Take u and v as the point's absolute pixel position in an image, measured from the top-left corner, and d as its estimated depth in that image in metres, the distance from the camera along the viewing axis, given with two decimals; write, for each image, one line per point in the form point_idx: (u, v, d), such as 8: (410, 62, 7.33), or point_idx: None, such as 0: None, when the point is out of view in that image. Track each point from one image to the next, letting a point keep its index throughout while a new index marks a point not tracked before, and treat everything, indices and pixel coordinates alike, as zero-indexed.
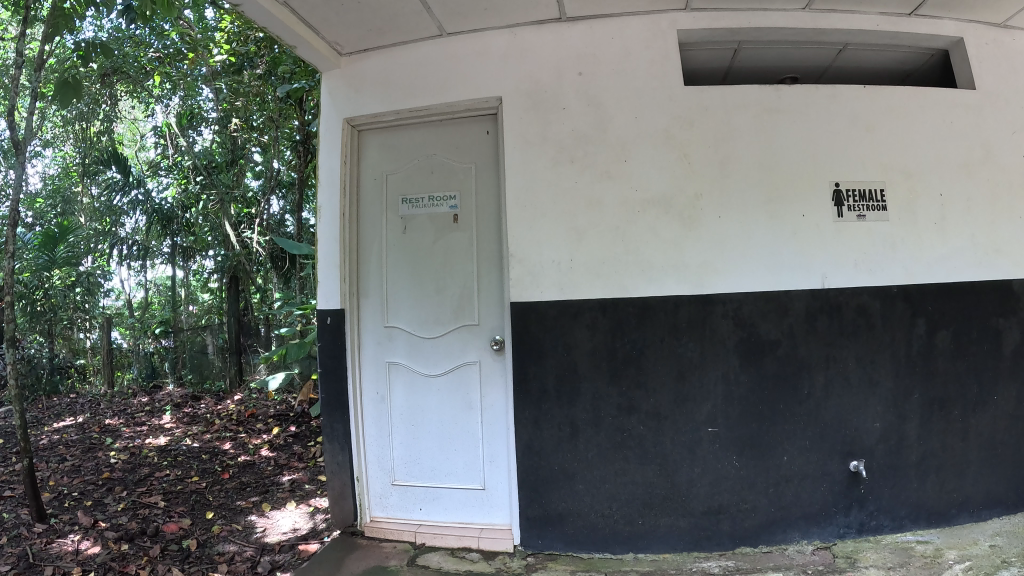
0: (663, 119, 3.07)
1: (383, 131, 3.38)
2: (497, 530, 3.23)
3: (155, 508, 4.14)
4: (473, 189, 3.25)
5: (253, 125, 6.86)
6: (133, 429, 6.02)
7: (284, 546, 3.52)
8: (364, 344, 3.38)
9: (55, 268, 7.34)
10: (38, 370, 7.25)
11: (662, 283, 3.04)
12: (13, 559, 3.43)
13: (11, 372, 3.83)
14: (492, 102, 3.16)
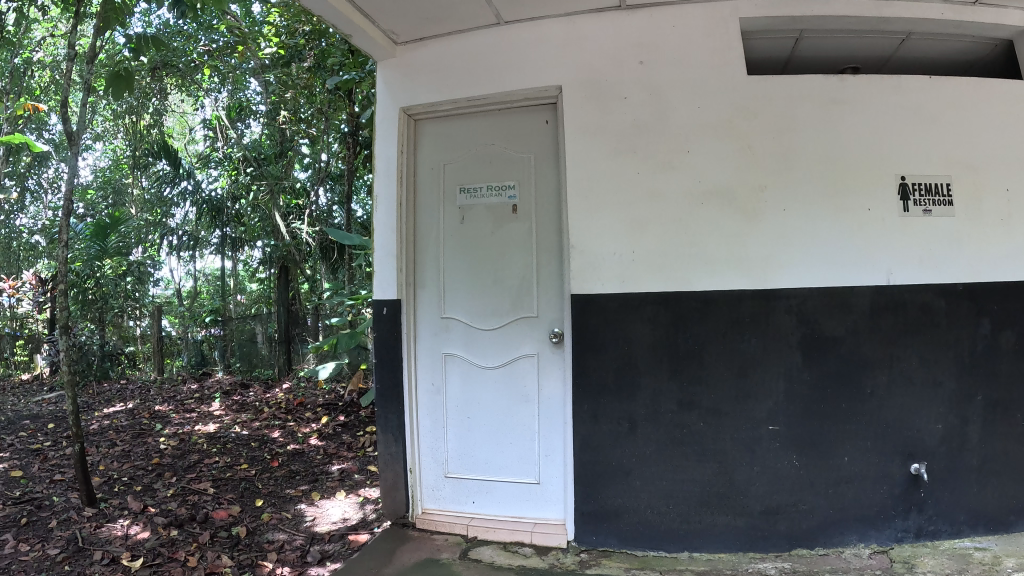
0: (724, 110, 3.00)
1: (439, 119, 3.37)
2: (550, 525, 3.20)
3: (204, 495, 4.19)
4: (532, 179, 3.21)
5: (300, 116, 7.02)
6: (182, 416, 6.12)
7: (334, 536, 3.54)
8: (421, 334, 3.38)
9: (106, 257, 7.51)
10: (88, 357, 7.37)
11: (724, 278, 2.97)
12: (62, 542, 3.50)
13: (63, 358, 3.90)
14: (551, 91, 3.12)
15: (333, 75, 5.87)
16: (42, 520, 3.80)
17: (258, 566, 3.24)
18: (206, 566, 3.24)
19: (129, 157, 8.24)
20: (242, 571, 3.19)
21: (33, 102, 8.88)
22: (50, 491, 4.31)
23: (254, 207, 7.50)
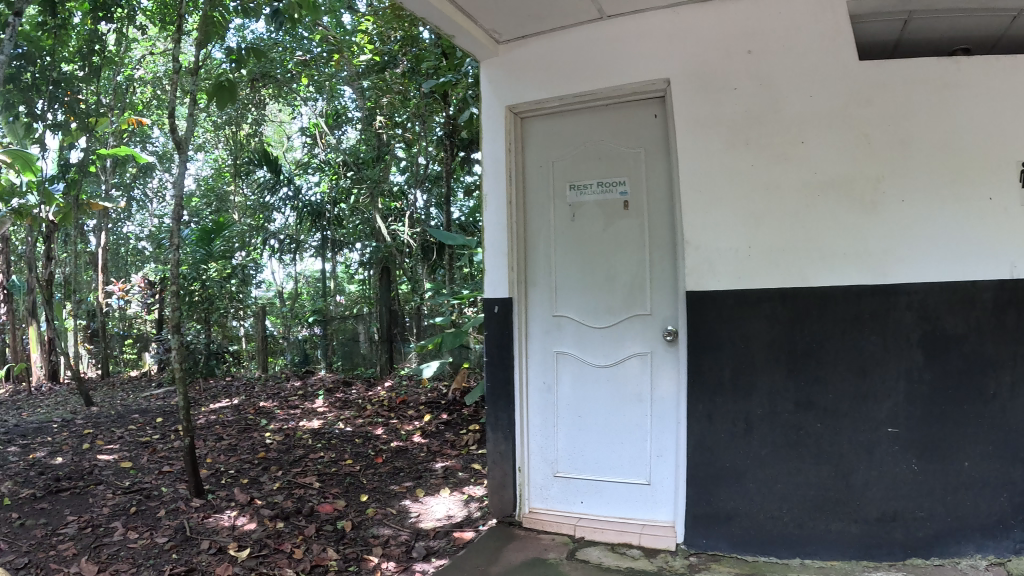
0: (838, 97, 2.86)
1: (545, 117, 3.37)
2: (660, 526, 3.14)
3: (310, 488, 4.33)
4: (643, 174, 3.17)
5: (396, 120, 7.16)
6: (286, 412, 6.34)
7: (438, 533, 3.58)
8: (531, 333, 3.39)
9: (212, 261, 8.09)
10: (195, 356, 7.77)
11: (842, 273, 2.84)
12: (171, 531, 3.67)
13: (175, 356, 4.09)
14: (659, 85, 3.06)
15: (429, 78, 6.06)
16: (152, 509, 4.00)
17: (363, 560, 3.31)
18: (312, 558, 3.32)
19: (237, 164, 8.67)
20: (347, 565, 3.27)
21: (139, 116, 9.61)
22: (160, 482, 4.53)
23: (354, 210, 7.74)
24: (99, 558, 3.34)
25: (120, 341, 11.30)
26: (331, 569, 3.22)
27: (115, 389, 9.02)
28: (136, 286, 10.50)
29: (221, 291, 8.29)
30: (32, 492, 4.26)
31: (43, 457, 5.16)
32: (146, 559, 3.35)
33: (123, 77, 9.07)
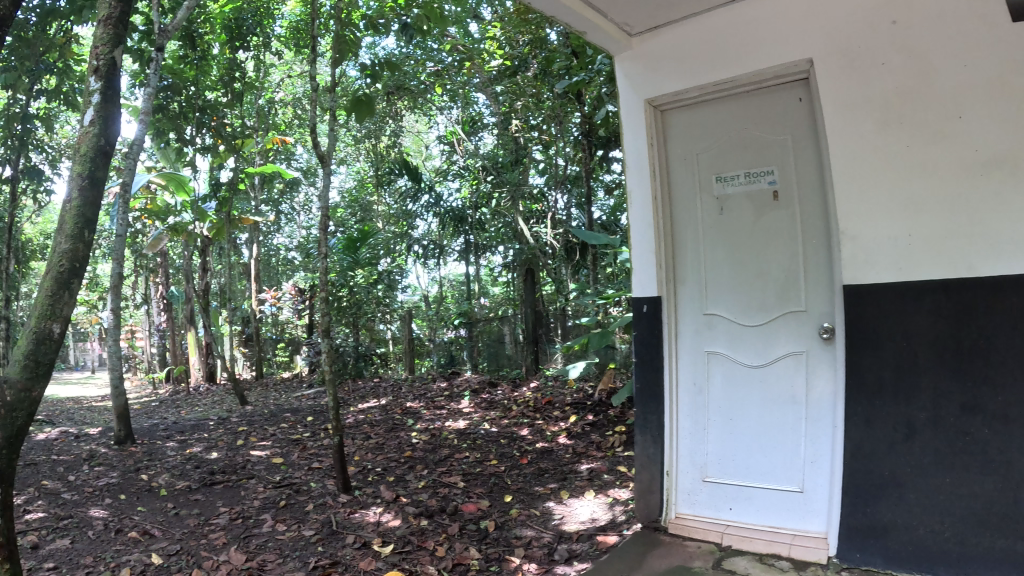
0: (997, 63, 2.49)
1: (685, 109, 3.31)
2: (812, 538, 2.96)
3: (455, 488, 4.41)
4: (793, 162, 3.02)
5: (531, 123, 7.40)
6: (432, 412, 6.54)
7: (581, 536, 3.54)
8: (682, 331, 3.34)
9: (358, 267, 8.67)
10: (345, 358, 8.51)
11: (1015, 263, 2.47)
12: (318, 525, 3.86)
13: (325, 358, 4.27)
14: (801, 66, 2.90)
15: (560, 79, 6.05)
16: (301, 503, 4.22)
17: (504, 561, 3.34)
18: (454, 557, 3.38)
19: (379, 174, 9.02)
20: (488, 565, 3.30)
21: (282, 135, 10.28)
22: (308, 478, 4.77)
23: (496, 214, 8.01)
24: (247, 548, 3.56)
25: (274, 344, 12.13)
26: (472, 569, 3.27)
27: (268, 389, 9.68)
28: (287, 293, 11.22)
29: (369, 297, 8.73)
30: (185, 484, 4.65)
31: (199, 452, 5.59)
32: (292, 550, 3.54)
33: (261, 97, 9.69)
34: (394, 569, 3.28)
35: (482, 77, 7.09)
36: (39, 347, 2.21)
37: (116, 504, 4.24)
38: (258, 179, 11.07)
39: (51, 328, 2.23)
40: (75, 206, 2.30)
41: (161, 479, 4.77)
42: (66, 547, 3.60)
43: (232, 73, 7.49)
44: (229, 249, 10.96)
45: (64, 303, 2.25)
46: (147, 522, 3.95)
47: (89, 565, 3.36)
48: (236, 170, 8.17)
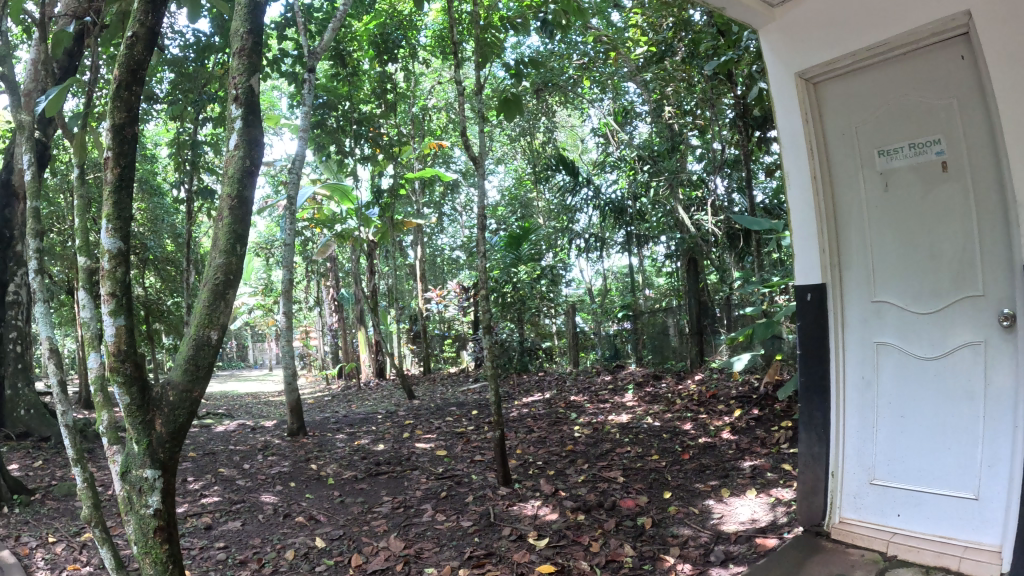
0: None
1: (840, 79, 3.06)
2: (985, 551, 2.61)
3: (614, 483, 4.39)
4: (964, 128, 2.69)
5: (685, 108, 7.21)
6: (595, 406, 6.51)
7: (740, 537, 3.38)
8: (849, 321, 3.09)
9: (521, 264, 9.06)
10: (509, 353, 9.03)
11: None
12: (477, 516, 3.99)
13: (488, 354, 4.41)
14: (960, 19, 2.57)
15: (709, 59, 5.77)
16: (463, 494, 4.38)
17: (658, 560, 3.28)
18: (607, 553, 3.37)
19: (537, 170, 9.19)
20: (641, 564, 3.25)
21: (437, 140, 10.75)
22: (470, 471, 4.92)
23: (657, 203, 7.80)
24: (406, 536, 3.76)
25: (440, 341, 12.63)
26: (624, 566, 3.24)
27: (434, 384, 10.12)
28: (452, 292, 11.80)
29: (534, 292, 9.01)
30: (352, 474, 4.98)
31: (366, 444, 5.95)
32: (448, 540, 3.69)
33: (411, 104, 10.16)
34: (546, 563, 3.32)
35: (629, 66, 7.02)
36: (200, 348, 2.13)
37: (285, 491, 4.64)
38: (419, 184, 11.75)
39: (211, 334, 2.16)
40: (226, 219, 2.22)
41: (329, 468, 5.15)
42: (238, 528, 4.05)
43: (382, 85, 8.00)
44: (393, 252, 11.53)
45: (221, 311, 2.17)
46: (313, 508, 4.30)
47: (257, 546, 3.75)
48: (394, 177, 8.57)
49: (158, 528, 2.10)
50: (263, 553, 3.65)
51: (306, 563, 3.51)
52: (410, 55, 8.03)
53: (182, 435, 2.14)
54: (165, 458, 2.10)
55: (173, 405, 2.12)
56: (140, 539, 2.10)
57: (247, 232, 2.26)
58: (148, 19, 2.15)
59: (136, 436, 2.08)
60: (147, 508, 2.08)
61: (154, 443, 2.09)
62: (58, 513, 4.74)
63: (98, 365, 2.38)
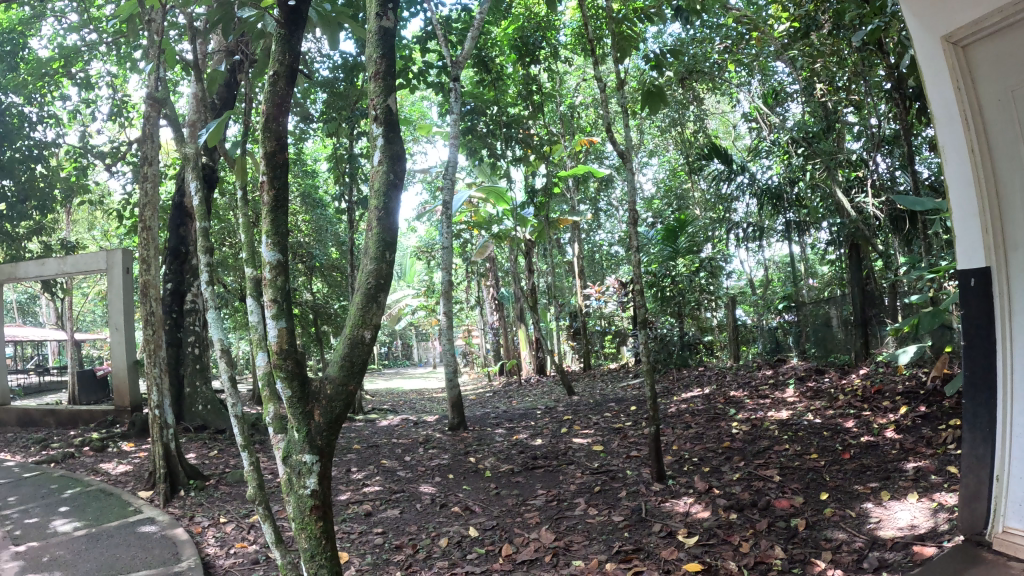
0: None
1: (990, 35, 2.69)
2: None
3: (771, 482, 4.23)
4: None
5: (837, 84, 6.97)
6: (756, 402, 6.23)
7: (897, 544, 3.17)
8: (1016, 310, 2.71)
9: (680, 256, 9.09)
10: (670, 348, 9.03)
11: None
12: (629, 511, 4.02)
13: (645, 349, 4.45)
14: None
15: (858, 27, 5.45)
16: (616, 489, 4.44)
17: (809, 564, 3.15)
18: (757, 554, 3.28)
19: (691, 161, 9.12)
20: (791, 567, 3.14)
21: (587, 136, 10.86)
22: (624, 466, 4.91)
23: (814, 187, 7.37)
24: (557, 528, 3.88)
25: (601, 337, 12.73)
26: (773, 568, 3.14)
27: (596, 380, 10.23)
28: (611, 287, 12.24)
29: (692, 284, 9.19)
30: (509, 467, 5.18)
31: (524, 438, 6.12)
32: (598, 534, 3.76)
33: (558, 102, 10.30)
34: (693, 561, 3.29)
35: (776, 45, 6.77)
36: (355, 346, 2.24)
37: (442, 482, 4.99)
38: (573, 180, 11.94)
39: (365, 333, 2.27)
40: (375, 229, 2.34)
41: (486, 461, 5.41)
42: (396, 515, 4.42)
43: (529, 85, 7.99)
44: (551, 249, 11.72)
45: (374, 311, 2.27)
46: (469, 499, 4.57)
47: (412, 532, 4.10)
48: (548, 175, 8.62)
49: (314, 507, 2.20)
50: (418, 540, 3.97)
51: (458, 550, 3.78)
52: (552, 55, 8.14)
53: (338, 425, 2.26)
54: (323, 445, 2.23)
55: (330, 397, 2.24)
56: (298, 517, 2.21)
57: (395, 240, 2.36)
58: (285, 57, 2.38)
59: (297, 425, 2.23)
60: (305, 489, 2.19)
61: (313, 432, 2.22)
62: (229, 496, 5.41)
63: (265, 364, 2.62)
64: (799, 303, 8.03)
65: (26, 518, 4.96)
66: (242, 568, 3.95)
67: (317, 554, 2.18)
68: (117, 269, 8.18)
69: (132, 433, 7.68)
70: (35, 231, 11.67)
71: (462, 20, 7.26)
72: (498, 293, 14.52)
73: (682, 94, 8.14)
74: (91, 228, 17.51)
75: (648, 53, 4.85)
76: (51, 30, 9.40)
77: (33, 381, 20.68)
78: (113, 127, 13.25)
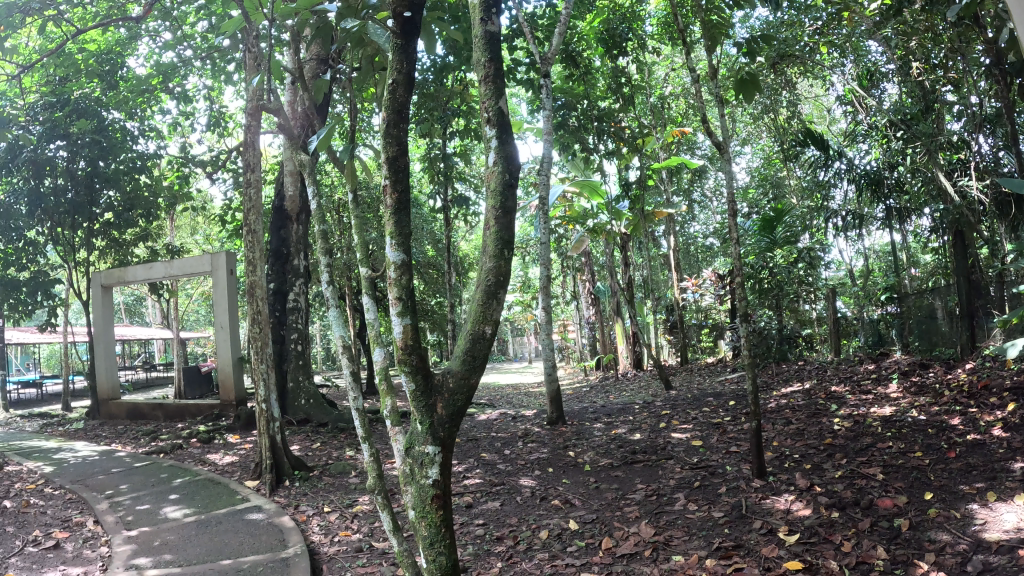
0: None
1: None
2: None
3: (873, 480, 4.14)
4: None
5: (933, 62, 6.76)
6: (858, 397, 5.99)
7: (1002, 547, 3.17)
8: None
9: (777, 247, 8.69)
10: (769, 342, 8.97)
11: None
12: (728, 508, 4.12)
13: (744, 343, 4.46)
14: None
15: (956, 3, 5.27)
16: (715, 485, 4.50)
17: (911, 567, 3.19)
18: (858, 554, 3.34)
19: (785, 148, 8.94)
20: (893, 568, 3.20)
21: (678, 127, 10.78)
22: (724, 461, 4.94)
23: (915, 171, 7.13)
24: (656, 523, 4.05)
25: (697, 330, 12.60)
26: (875, 569, 3.21)
27: (693, 375, 10.16)
28: (706, 281, 12.70)
29: (791, 276, 8.91)
30: (608, 462, 5.36)
31: (624, 433, 6.23)
32: (698, 529, 3.90)
33: (649, 93, 10.25)
34: (794, 560, 3.39)
35: (867, 25, 6.69)
36: (476, 341, 2.27)
37: (542, 476, 5.29)
38: (666, 171, 11.79)
39: (486, 329, 2.28)
40: (494, 227, 2.34)
41: (586, 456, 5.60)
42: (497, 508, 4.74)
43: (618, 78, 8.20)
44: (648, 242, 11.63)
45: (494, 308, 2.29)
46: (568, 492, 4.83)
47: (513, 525, 4.39)
48: (642, 167, 8.70)
49: (435, 496, 2.25)
50: (519, 532, 4.25)
51: (559, 542, 4.02)
52: (639, 46, 8.22)
53: (460, 417, 2.29)
54: (445, 436, 2.27)
55: (452, 390, 2.28)
56: (419, 504, 2.29)
57: (514, 238, 2.36)
58: (404, 66, 2.43)
59: (421, 416, 2.28)
60: (427, 479, 2.26)
61: (435, 423, 2.27)
62: (332, 487, 5.67)
63: (382, 360, 2.76)
64: (901, 295, 7.76)
65: (139, 504, 5.28)
66: (346, 555, 4.18)
67: (436, 540, 2.26)
68: (222, 271, 8.73)
69: (238, 427, 8.14)
70: (143, 236, 12.44)
71: (547, 17, 7.58)
72: (594, 287, 14.61)
73: (775, 78, 7.99)
74: (195, 232, 18.54)
75: (740, 41, 4.76)
76: (147, 48, 9.93)
77: (146, 378, 22.09)
78: (210, 137, 13.97)
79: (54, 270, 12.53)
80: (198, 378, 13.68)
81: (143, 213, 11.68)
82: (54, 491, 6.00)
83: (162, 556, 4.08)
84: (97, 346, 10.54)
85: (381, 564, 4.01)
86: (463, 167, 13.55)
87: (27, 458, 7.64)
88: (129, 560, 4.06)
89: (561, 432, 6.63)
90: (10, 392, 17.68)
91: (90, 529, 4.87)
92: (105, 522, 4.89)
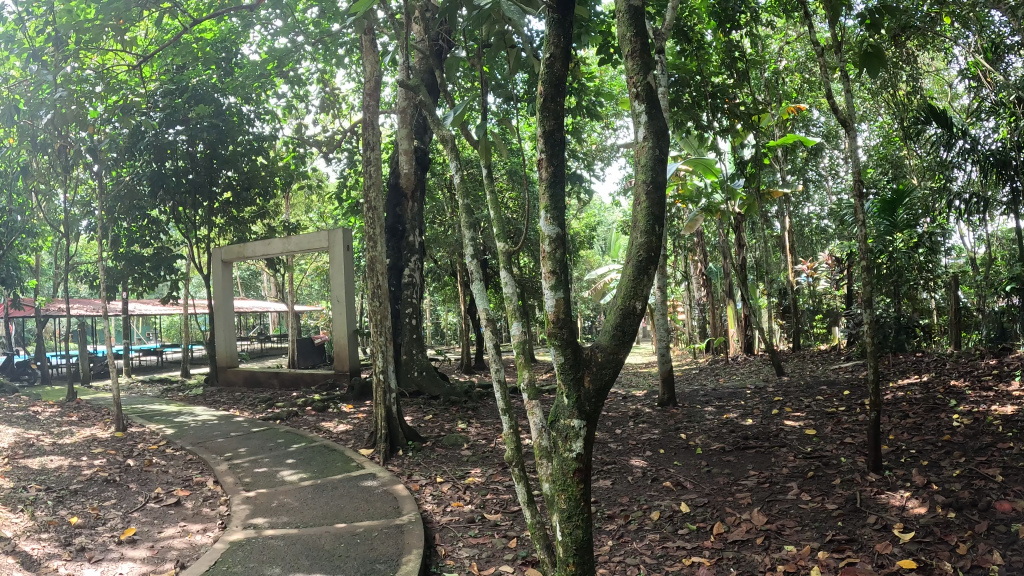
0: None
1: None
2: None
3: (992, 482, 3.88)
4: None
5: None
6: (979, 394, 5.64)
7: None
8: None
9: (896, 231, 8.42)
10: (885, 331, 8.57)
11: None
12: (843, 500, 3.98)
13: (867, 331, 4.22)
14: None
15: None
16: (829, 477, 4.35)
17: None
18: (974, 558, 3.18)
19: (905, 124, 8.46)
20: (1009, 572, 3.02)
21: (791, 103, 10.41)
22: (838, 453, 4.75)
23: None
24: (769, 511, 3.97)
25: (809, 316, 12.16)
26: (992, 573, 3.04)
27: (804, 362, 9.82)
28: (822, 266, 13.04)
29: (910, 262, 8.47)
30: (719, 446, 5.29)
31: (735, 418, 6.13)
32: (811, 520, 3.80)
33: (763, 67, 9.92)
34: (908, 557, 3.28)
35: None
36: (625, 317, 2.25)
37: (652, 457, 5.30)
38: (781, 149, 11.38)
39: (636, 305, 2.25)
40: (643, 202, 2.31)
41: (698, 439, 5.56)
42: (609, 486, 4.78)
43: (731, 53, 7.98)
44: (761, 225, 11.25)
45: (644, 282, 2.24)
46: (680, 475, 4.81)
47: (624, 504, 4.42)
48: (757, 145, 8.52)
49: (576, 469, 2.26)
50: (630, 511, 4.28)
51: (669, 525, 4.04)
52: (752, 19, 7.90)
53: (606, 392, 2.29)
54: (591, 411, 2.28)
55: (601, 364, 2.28)
56: (560, 478, 2.31)
57: (664, 213, 2.31)
58: (560, 39, 2.39)
59: (567, 390, 2.29)
60: (570, 452, 2.27)
61: (582, 398, 2.28)
62: (444, 458, 5.81)
63: (519, 332, 2.73)
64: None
65: (257, 467, 5.58)
66: (459, 525, 4.32)
67: (574, 514, 2.28)
68: (338, 246, 9.08)
69: (351, 397, 8.48)
70: (261, 214, 13.09)
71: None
72: (704, 269, 14.31)
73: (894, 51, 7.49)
74: (308, 210, 19.33)
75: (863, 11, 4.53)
76: (259, 35, 10.38)
77: (261, 349, 23.28)
78: (324, 118, 14.49)
79: (178, 247, 13.34)
80: (311, 349, 14.30)
81: (259, 192, 12.26)
82: (178, 452, 6.42)
83: (279, 518, 4.30)
84: (217, 317, 11.15)
85: (493, 535, 4.15)
86: (570, 144, 13.50)
87: (152, 420, 8.19)
88: (248, 519, 4.31)
89: (672, 413, 6.59)
90: (137, 359, 18.98)
91: (210, 488, 5.20)
92: (225, 483, 5.21)
